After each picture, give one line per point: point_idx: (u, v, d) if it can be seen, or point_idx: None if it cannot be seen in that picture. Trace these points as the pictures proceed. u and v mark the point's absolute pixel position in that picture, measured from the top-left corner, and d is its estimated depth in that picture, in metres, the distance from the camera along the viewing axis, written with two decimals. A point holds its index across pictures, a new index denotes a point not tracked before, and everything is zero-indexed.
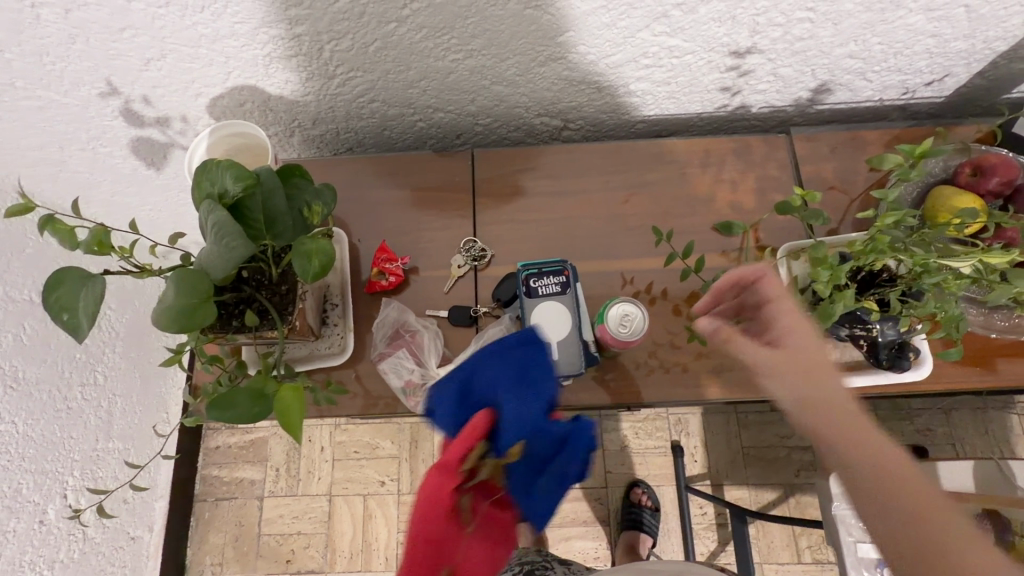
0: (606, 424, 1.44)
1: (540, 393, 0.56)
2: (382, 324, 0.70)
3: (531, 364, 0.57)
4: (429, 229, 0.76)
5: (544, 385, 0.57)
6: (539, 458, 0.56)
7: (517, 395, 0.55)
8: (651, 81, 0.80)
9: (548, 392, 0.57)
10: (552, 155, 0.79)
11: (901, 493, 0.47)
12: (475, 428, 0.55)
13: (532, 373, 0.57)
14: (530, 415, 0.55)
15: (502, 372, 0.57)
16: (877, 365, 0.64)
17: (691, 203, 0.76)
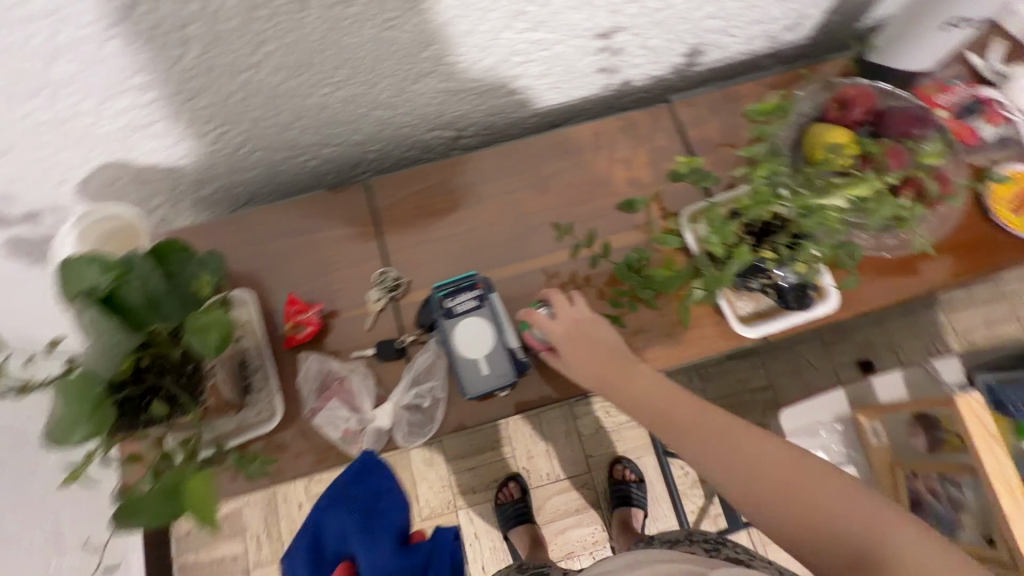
0: (578, 411, 1.45)
1: (390, 522, 0.80)
2: (306, 379, 0.67)
3: (374, 502, 0.77)
4: (339, 269, 0.74)
5: (390, 515, 0.80)
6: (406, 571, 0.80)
7: (370, 524, 0.79)
8: (530, 76, 0.80)
9: (394, 522, 0.80)
10: (448, 168, 0.78)
11: (725, 449, 0.53)
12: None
13: (378, 506, 0.78)
14: (386, 548, 0.79)
15: None
16: (788, 306, 0.67)
17: (592, 188, 0.77)
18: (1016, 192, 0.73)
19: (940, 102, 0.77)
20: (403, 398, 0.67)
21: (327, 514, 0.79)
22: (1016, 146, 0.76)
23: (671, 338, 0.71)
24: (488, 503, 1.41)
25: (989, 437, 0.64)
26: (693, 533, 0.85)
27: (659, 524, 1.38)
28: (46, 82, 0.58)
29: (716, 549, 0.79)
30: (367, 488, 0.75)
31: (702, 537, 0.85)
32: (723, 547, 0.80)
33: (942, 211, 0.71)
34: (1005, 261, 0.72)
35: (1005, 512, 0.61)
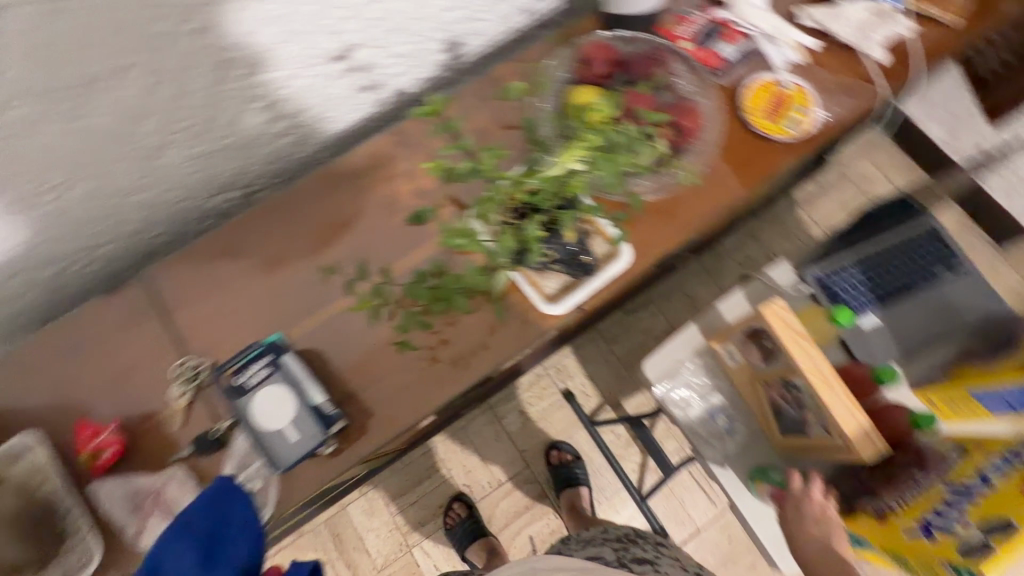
0: (501, 410, 1.44)
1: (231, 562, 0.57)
2: (114, 502, 0.63)
3: (216, 531, 0.58)
4: (133, 375, 0.68)
5: (235, 555, 0.58)
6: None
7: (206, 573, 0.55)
8: (287, 116, 0.77)
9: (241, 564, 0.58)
10: (226, 235, 0.73)
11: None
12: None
13: (224, 543, 0.58)
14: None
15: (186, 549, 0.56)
16: (579, 275, 0.68)
17: (380, 210, 0.75)
18: (768, 99, 0.76)
19: (683, 33, 0.79)
20: None
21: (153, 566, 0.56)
22: (760, 55, 0.79)
23: (493, 336, 0.71)
24: (439, 530, 1.38)
25: (798, 338, 0.67)
26: (607, 532, 0.86)
27: (608, 492, 1.40)
28: None
29: (624, 551, 0.80)
30: (219, 515, 0.58)
31: (614, 539, 0.84)
32: (631, 546, 0.81)
33: (700, 137, 0.73)
34: (774, 166, 0.75)
35: (827, 404, 0.64)
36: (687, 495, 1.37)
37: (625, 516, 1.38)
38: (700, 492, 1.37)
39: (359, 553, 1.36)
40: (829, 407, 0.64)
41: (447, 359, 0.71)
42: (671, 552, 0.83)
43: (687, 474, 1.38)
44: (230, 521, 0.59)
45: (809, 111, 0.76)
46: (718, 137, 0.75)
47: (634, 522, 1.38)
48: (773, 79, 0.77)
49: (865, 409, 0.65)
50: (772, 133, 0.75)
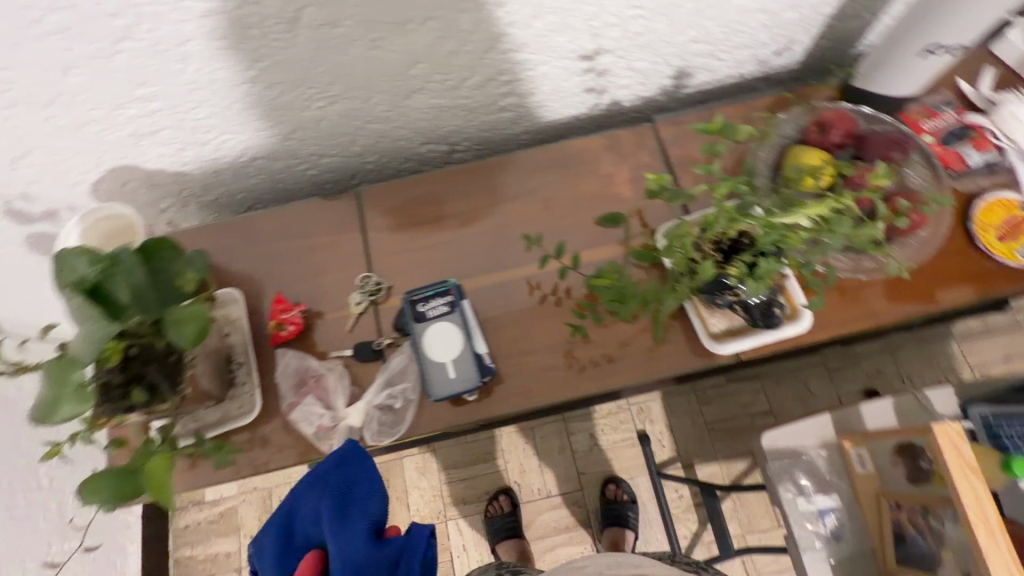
0: (573, 426, 1.45)
1: (363, 511, 0.68)
2: (284, 374, 0.70)
3: (347, 487, 0.67)
4: (324, 271, 0.77)
5: (366, 506, 0.68)
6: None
7: (343, 520, 0.66)
8: (518, 94, 0.83)
9: (372, 512, 0.69)
10: (435, 181, 0.81)
11: None
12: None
13: (355, 496, 0.68)
14: (353, 545, 0.65)
15: (321, 497, 0.66)
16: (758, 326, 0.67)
17: (573, 202, 0.79)
18: (1004, 219, 0.72)
19: (926, 127, 0.77)
20: (376, 398, 0.69)
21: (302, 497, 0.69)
22: (1006, 173, 0.75)
23: (643, 353, 0.72)
24: (478, 514, 1.41)
25: (967, 470, 0.62)
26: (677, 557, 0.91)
27: (651, 547, 1.36)
28: (61, 92, 0.63)
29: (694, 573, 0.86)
30: (349, 475, 0.66)
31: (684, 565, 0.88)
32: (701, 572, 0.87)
33: (922, 234, 0.70)
34: (991, 288, 0.71)
35: (981, 549, 0.59)
36: None
37: None
38: None
39: (399, 505, 1.42)
40: (981, 553, 0.59)
41: (591, 358, 0.72)
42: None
43: (739, 563, 1.31)
44: (359, 482, 0.67)
45: None
46: (940, 240, 0.71)
47: None
48: (1016, 200, 0.72)
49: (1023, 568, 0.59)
50: (998, 253, 0.71)
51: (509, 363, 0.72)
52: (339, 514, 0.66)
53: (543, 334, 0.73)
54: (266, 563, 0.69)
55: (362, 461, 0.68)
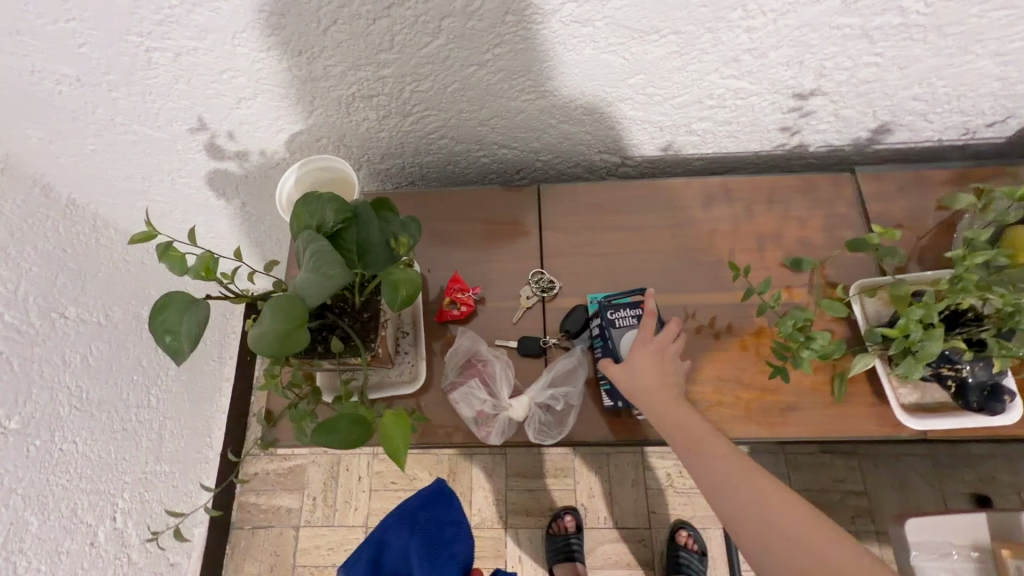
0: (650, 462, 1.40)
1: (450, 554, 0.85)
2: (454, 353, 0.70)
3: (435, 526, 0.86)
4: (496, 260, 0.78)
5: (452, 550, 0.85)
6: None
7: (434, 557, 0.83)
8: (714, 121, 0.82)
9: (458, 558, 0.85)
10: (616, 191, 0.80)
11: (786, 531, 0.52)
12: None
13: (440, 537, 0.86)
14: None
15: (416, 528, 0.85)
16: (967, 406, 0.62)
17: (757, 239, 0.76)
18: None
19: None
20: (539, 395, 0.68)
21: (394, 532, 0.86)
22: None
23: (817, 408, 0.68)
24: (539, 529, 1.38)
25: None
26: None
27: None
28: (315, 45, 0.66)
29: None
30: (434, 514, 0.86)
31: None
32: None
33: None
34: None
35: None
36: None
37: None
38: None
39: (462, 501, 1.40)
40: None
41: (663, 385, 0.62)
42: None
43: None
44: (445, 527, 0.86)
45: None
46: None
47: None
48: None
49: None
50: None
51: None
52: (429, 553, 0.83)
53: (650, 373, 0.63)
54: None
55: (446, 504, 0.87)
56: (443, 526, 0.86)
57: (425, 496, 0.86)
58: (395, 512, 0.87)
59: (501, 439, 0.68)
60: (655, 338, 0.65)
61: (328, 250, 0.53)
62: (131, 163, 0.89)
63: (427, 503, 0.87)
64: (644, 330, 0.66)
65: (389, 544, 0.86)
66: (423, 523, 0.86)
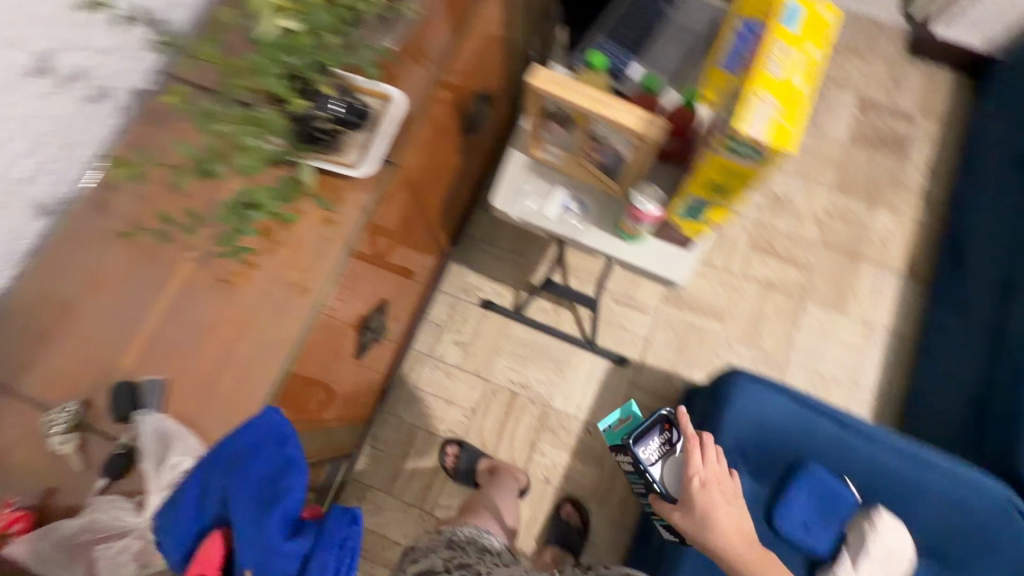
0: (439, 351, 1.48)
1: (269, 499, 0.60)
2: (53, 556, 0.60)
3: (250, 465, 0.60)
4: (10, 456, 0.64)
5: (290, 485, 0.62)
6: (278, 566, 0.60)
7: (255, 503, 0.60)
8: (24, 151, 0.71)
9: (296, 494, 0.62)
10: (35, 288, 0.71)
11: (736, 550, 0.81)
12: (212, 552, 0.60)
13: (273, 477, 0.61)
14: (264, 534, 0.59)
15: (231, 482, 0.60)
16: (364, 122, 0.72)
17: (168, 185, 0.73)
18: None
19: None
20: (161, 480, 0.61)
21: (215, 482, 0.60)
22: None
23: (332, 230, 0.73)
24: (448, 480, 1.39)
25: (562, 84, 0.77)
26: (435, 551, 0.83)
27: (564, 357, 1.47)
28: None
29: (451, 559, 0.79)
30: (270, 453, 0.61)
31: (444, 543, 0.83)
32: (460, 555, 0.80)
33: None
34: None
35: (610, 115, 0.75)
36: (624, 318, 1.49)
37: (587, 367, 1.46)
38: (631, 311, 1.50)
39: (390, 549, 1.34)
40: (617, 117, 0.75)
41: (714, 502, 0.82)
42: (497, 558, 0.84)
43: (613, 303, 1.51)
44: (270, 462, 0.61)
45: None
46: None
47: (599, 368, 1.47)
48: None
49: (636, 107, 0.76)
50: None
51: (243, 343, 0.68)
52: (257, 496, 0.60)
53: (725, 520, 0.81)
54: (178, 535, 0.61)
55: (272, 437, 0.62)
56: (265, 462, 0.62)
57: (255, 437, 0.61)
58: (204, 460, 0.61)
59: None
60: (697, 462, 0.83)
61: None
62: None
63: (261, 440, 0.61)
64: (687, 454, 0.84)
65: (210, 495, 0.60)
66: (242, 462, 0.60)
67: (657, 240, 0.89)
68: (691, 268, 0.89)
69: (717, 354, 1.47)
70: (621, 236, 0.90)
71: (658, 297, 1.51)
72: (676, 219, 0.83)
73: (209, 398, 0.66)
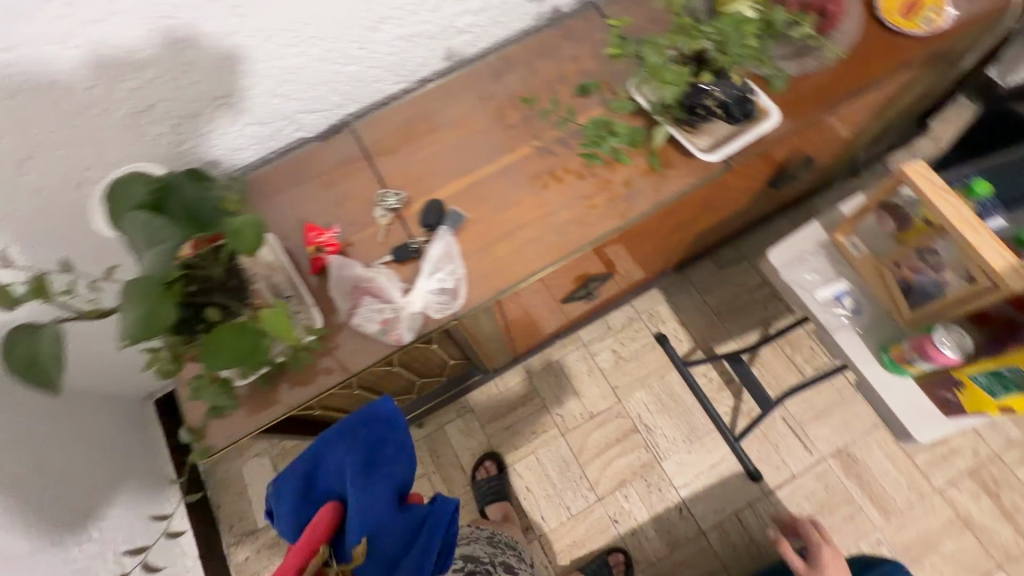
0: (594, 349, 1.51)
1: (392, 471, 0.74)
2: (338, 286, 0.73)
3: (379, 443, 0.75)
4: (343, 201, 0.81)
5: (392, 466, 0.74)
6: (397, 532, 0.70)
7: (360, 479, 0.70)
8: (472, 11, 0.91)
9: (397, 477, 0.74)
10: (419, 102, 0.87)
11: None
12: (323, 517, 0.68)
13: (382, 455, 0.74)
14: (383, 496, 0.70)
15: (348, 452, 0.73)
16: (738, 122, 0.76)
17: (550, 86, 0.86)
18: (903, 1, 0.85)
19: None
20: (429, 284, 0.73)
21: (330, 452, 0.75)
22: None
23: (643, 186, 0.79)
24: (533, 455, 1.42)
25: (938, 189, 0.72)
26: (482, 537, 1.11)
27: (700, 432, 1.40)
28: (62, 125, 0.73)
29: (494, 553, 1.05)
30: (376, 432, 0.76)
31: (485, 538, 1.10)
32: (499, 551, 1.07)
33: (844, 27, 0.82)
34: (909, 58, 0.83)
35: (972, 242, 0.69)
36: (782, 441, 1.37)
37: (716, 456, 1.37)
38: (794, 440, 1.37)
39: (455, 469, 1.43)
40: (976, 247, 0.69)
41: None
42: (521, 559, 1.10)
43: (781, 420, 1.39)
44: (387, 443, 0.75)
45: (943, 12, 0.84)
46: (858, 29, 0.83)
47: (726, 464, 1.37)
48: None
49: (1011, 250, 0.68)
50: (906, 28, 0.83)
51: (531, 228, 0.79)
52: (365, 469, 0.71)
53: None
54: (291, 502, 0.73)
55: (387, 423, 0.77)
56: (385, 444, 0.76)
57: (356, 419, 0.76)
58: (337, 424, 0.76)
59: (413, 334, 0.72)
60: None
61: (150, 219, 0.55)
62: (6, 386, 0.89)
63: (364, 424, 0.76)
64: None
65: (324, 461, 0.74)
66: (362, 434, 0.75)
67: (919, 385, 0.82)
68: (940, 431, 0.80)
69: (858, 542, 1.28)
70: (881, 360, 0.84)
71: (830, 447, 1.36)
72: (964, 376, 0.73)
73: (484, 251, 0.77)
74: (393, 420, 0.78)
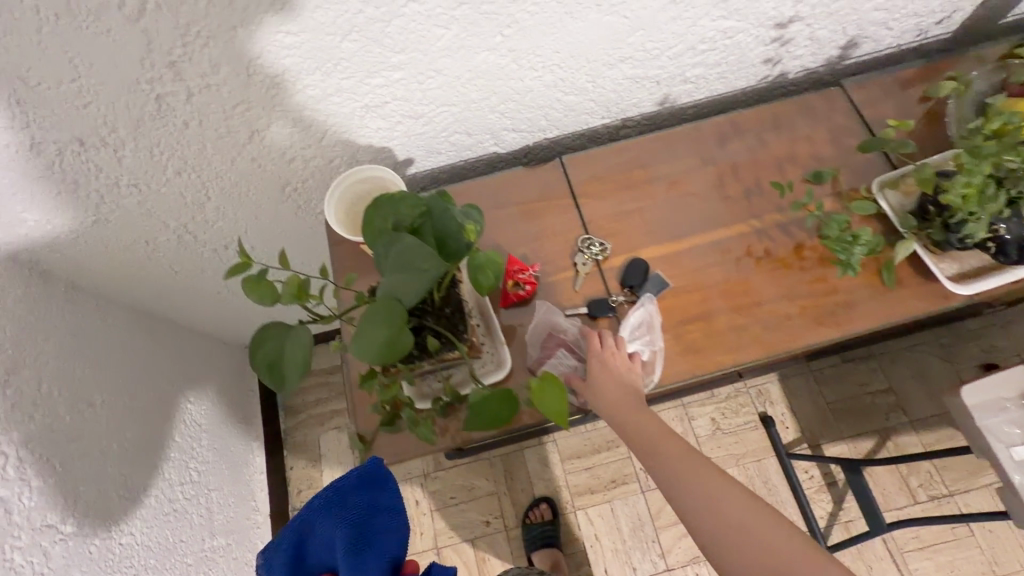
0: (692, 412, 1.44)
1: (386, 546, 0.70)
2: (534, 332, 0.73)
3: (371, 513, 0.69)
4: (542, 237, 0.79)
5: (384, 538, 0.70)
6: None
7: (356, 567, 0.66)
8: (706, 65, 0.85)
9: (389, 550, 0.70)
10: (634, 148, 0.83)
11: None
12: None
13: (373, 527, 0.69)
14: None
15: (337, 527, 0.68)
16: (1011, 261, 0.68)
17: (776, 164, 0.81)
18: None
19: None
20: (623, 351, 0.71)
21: (319, 518, 0.69)
22: None
23: (867, 297, 0.73)
24: (608, 505, 1.38)
25: None
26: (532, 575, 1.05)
27: None
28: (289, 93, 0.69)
29: None
30: (367, 499, 0.68)
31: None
32: None
33: None
34: None
35: None
36: (877, 563, 1.28)
37: None
38: (891, 565, 1.27)
39: (525, 497, 1.40)
40: None
41: None
42: None
43: (881, 542, 1.29)
44: (381, 509, 0.69)
45: None
46: None
47: None
48: None
49: None
50: None
51: (736, 313, 0.74)
52: (355, 550, 0.67)
53: None
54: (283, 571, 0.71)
55: (383, 487, 0.69)
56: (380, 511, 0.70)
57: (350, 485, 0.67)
58: (323, 491, 0.69)
59: None
60: None
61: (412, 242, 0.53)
62: (122, 347, 1.00)
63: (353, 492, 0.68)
64: None
65: (314, 530, 0.70)
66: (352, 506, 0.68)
67: None
68: None
69: None
70: None
71: None
72: None
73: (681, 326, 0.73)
74: (385, 476, 0.69)
